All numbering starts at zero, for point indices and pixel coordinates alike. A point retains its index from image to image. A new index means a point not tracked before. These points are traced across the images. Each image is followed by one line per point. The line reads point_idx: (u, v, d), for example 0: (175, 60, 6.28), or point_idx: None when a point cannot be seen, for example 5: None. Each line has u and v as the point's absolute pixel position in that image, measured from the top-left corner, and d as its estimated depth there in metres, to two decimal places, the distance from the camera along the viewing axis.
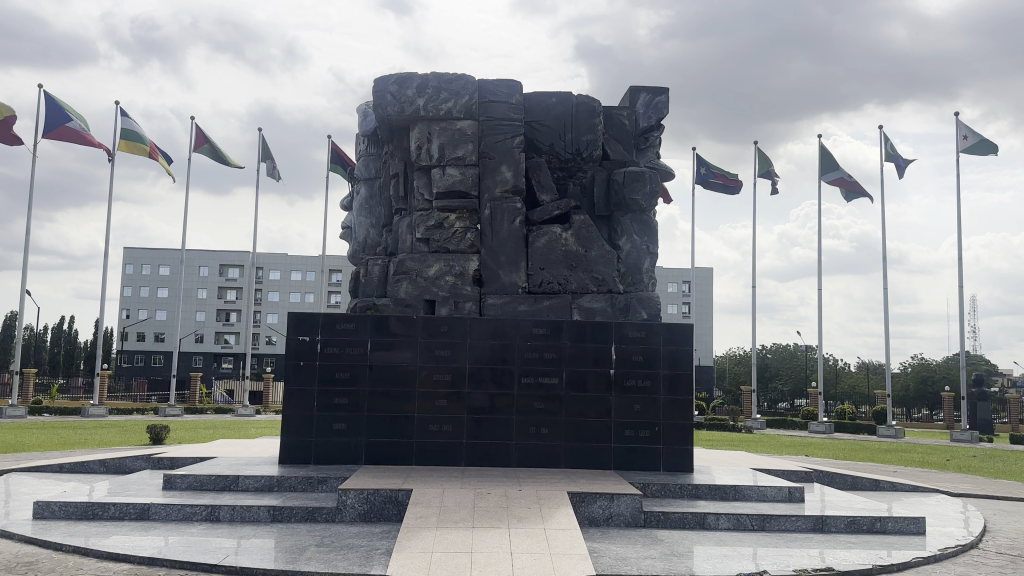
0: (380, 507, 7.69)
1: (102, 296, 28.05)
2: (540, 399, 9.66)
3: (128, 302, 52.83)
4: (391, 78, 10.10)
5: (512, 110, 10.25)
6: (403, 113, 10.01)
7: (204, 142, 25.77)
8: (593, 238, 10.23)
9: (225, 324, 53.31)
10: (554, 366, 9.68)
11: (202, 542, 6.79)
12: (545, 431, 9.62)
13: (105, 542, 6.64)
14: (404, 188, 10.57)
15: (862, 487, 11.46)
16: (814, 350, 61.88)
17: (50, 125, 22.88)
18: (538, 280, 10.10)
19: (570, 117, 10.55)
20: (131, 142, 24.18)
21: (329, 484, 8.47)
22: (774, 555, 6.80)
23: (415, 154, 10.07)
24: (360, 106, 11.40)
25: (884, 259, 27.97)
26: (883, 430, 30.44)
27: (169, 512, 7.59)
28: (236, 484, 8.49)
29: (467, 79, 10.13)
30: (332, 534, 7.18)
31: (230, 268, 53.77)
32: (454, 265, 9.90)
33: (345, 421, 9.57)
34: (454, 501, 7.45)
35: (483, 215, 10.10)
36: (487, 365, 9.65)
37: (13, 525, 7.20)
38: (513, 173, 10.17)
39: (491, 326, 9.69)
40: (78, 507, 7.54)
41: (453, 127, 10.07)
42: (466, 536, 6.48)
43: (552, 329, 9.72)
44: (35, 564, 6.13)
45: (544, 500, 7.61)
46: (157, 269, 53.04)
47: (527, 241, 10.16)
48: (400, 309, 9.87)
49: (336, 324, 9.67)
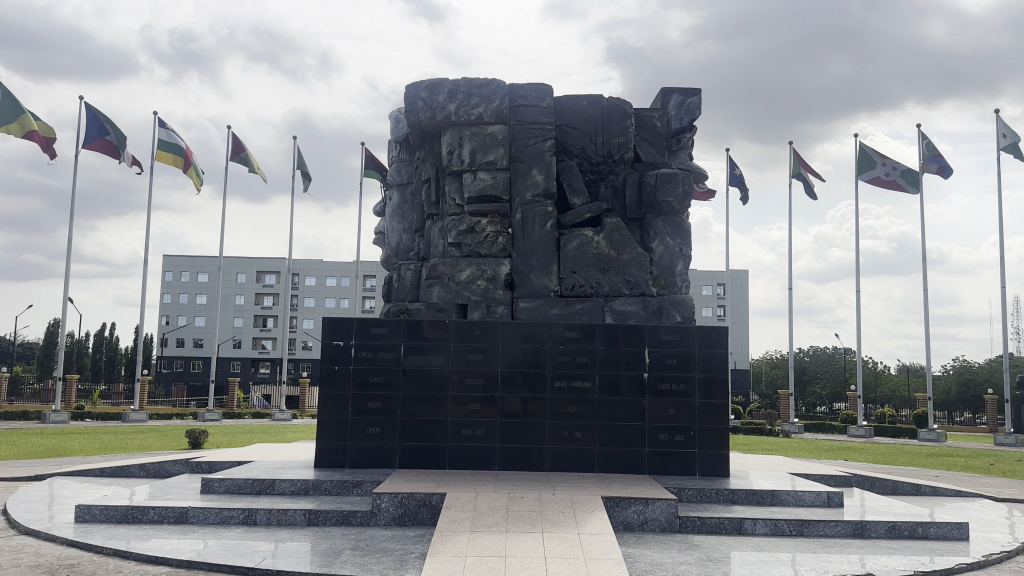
0: (414, 511, 7.72)
1: (143, 303, 28.64)
2: (573, 403, 9.62)
3: (167, 309, 53.93)
4: (422, 85, 10.17)
5: (543, 114, 10.27)
6: (434, 118, 10.07)
7: (240, 151, 26.22)
8: (625, 241, 10.19)
9: (262, 330, 54.09)
10: (587, 369, 9.65)
11: (239, 545, 6.88)
12: (579, 435, 9.58)
13: (144, 545, 6.77)
14: (436, 193, 10.61)
15: (903, 491, 11.25)
16: (852, 352, 60.89)
17: (88, 137, 23.50)
18: (570, 284, 10.08)
19: (601, 120, 10.51)
20: (167, 153, 24.69)
21: (363, 488, 8.55)
22: (813, 561, 6.68)
23: (446, 159, 10.11)
24: (393, 112, 11.53)
25: (923, 259, 27.44)
26: (924, 434, 29.76)
27: (207, 516, 7.72)
28: (272, 488, 8.60)
29: (498, 84, 10.15)
30: (366, 538, 7.23)
31: (267, 274, 54.61)
32: (486, 269, 9.93)
33: (379, 425, 9.63)
34: (488, 504, 7.48)
35: (514, 219, 10.14)
36: (520, 369, 9.65)
37: (57, 528, 7.37)
38: (544, 177, 10.17)
39: (524, 330, 9.68)
40: (117, 510, 7.70)
41: (485, 132, 10.09)
42: (500, 541, 6.48)
43: (585, 333, 9.68)
44: (77, 566, 6.27)
45: (578, 505, 7.57)
46: (196, 276, 54.07)
47: (559, 244, 10.15)
48: (433, 313, 9.91)
49: (369, 328, 9.74)
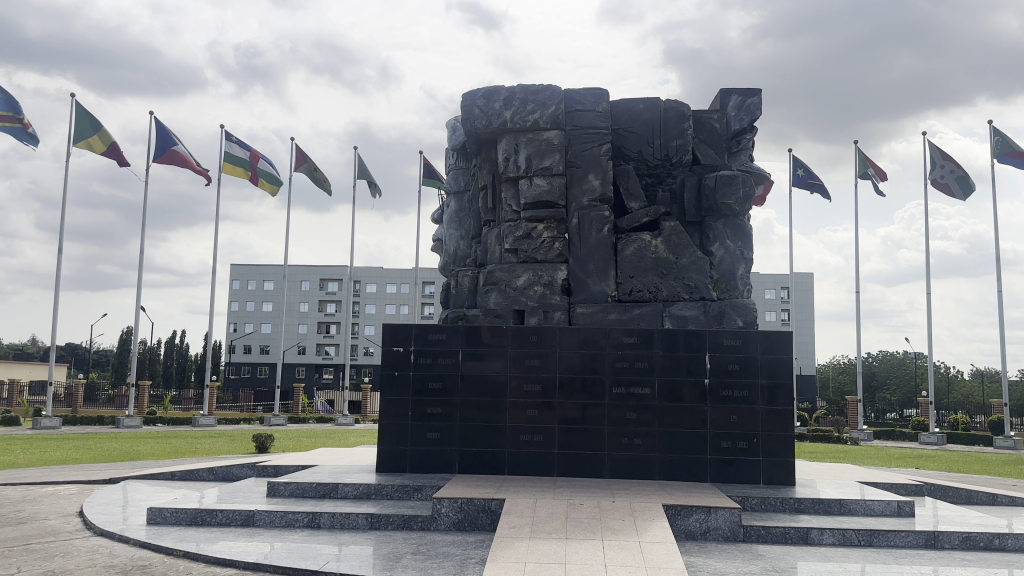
0: (474, 517, 7.75)
1: (211, 311, 29.58)
2: (632, 409, 9.52)
3: (235, 316, 55.62)
4: (478, 92, 10.26)
5: (599, 118, 10.22)
6: (490, 125, 10.14)
7: (303, 162, 26.88)
8: (684, 246, 10.04)
9: (325, 336, 55.25)
10: (645, 375, 9.54)
11: (303, 548, 7.02)
12: (639, 442, 9.47)
13: (213, 547, 6.98)
14: (492, 200, 10.65)
15: (979, 501, 10.74)
16: (925, 357, 58.64)
17: (160, 150, 24.43)
18: (628, 289, 9.99)
19: (658, 123, 10.40)
20: (234, 166, 25.49)
21: (424, 492, 8.63)
22: (884, 573, 6.44)
23: (503, 166, 10.15)
24: (450, 120, 11.65)
25: (1000, 259, 26.26)
26: (1003, 442, 28.42)
27: (273, 519, 7.90)
28: (336, 492, 8.76)
29: (554, 89, 10.15)
30: (427, 542, 7.29)
31: (329, 282, 55.86)
32: (543, 275, 9.92)
33: (439, 430, 9.71)
34: (547, 511, 7.45)
35: (571, 223, 10.10)
36: (577, 375, 9.60)
37: (130, 530, 7.66)
38: (601, 181, 10.11)
39: (582, 336, 9.64)
40: (187, 513, 7.95)
41: (541, 138, 10.10)
42: (560, 548, 6.45)
43: (643, 338, 9.57)
44: (149, 567, 6.50)
45: (638, 512, 7.48)
46: (262, 284, 55.67)
47: (616, 249, 10.08)
48: (489, 319, 9.97)
49: (428, 335, 9.84)
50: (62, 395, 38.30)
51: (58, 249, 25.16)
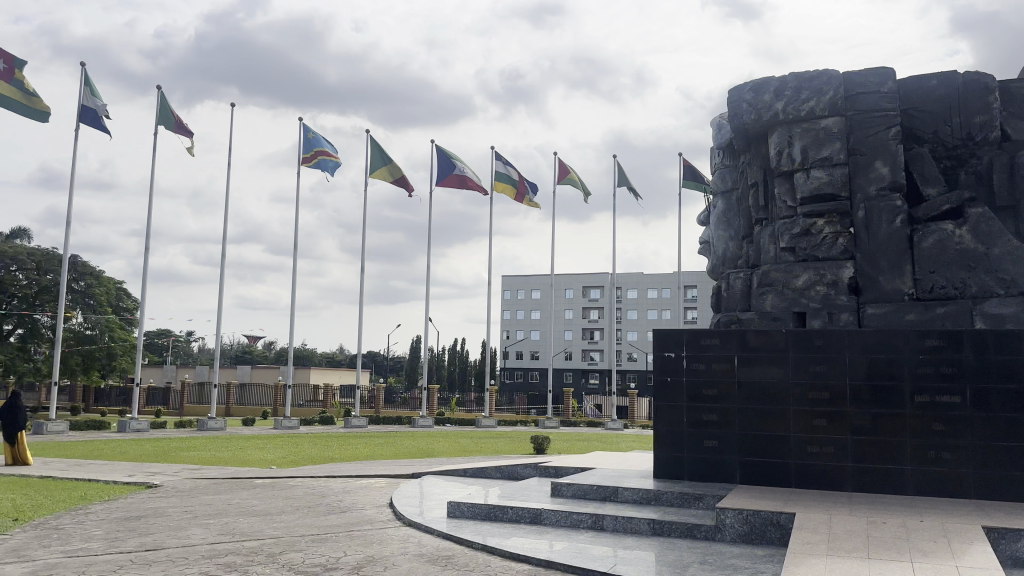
0: (761, 529, 7.41)
1: (488, 320, 31.74)
2: (939, 420, 8.49)
3: (507, 324, 59.03)
4: (746, 86, 9.86)
5: (884, 99, 9.30)
6: (760, 120, 9.70)
7: (567, 173, 27.79)
8: (998, 233, 8.75)
9: (590, 342, 56.56)
10: (955, 383, 8.45)
11: (589, 549, 7.20)
12: (949, 457, 8.41)
13: (507, 543, 7.41)
14: (764, 197, 10.14)
15: None
16: None
17: (441, 174, 26.76)
18: (928, 285, 8.93)
19: (958, 98, 9.21)
20: (503, 184, 27.12)
21: (705, 501, 8.43)
22: None
23: (776, 161, 9.62)
24: (715, 119, 11.33)
25: None
26: None
27: (559, 518, 8.21)
28: (616, 495, 8.88)
29: (831, 74, 9.44)
30: (713, 553, 7.09)
31: (592, 289, 57.18)
32: (824, 274, 9.24)
33: (717, 438, 9.43)
34: (844, 528, 6.87)
35: (856, 217, 9.29)
36: (870, 382, 8.78)
37: (433, 522, 8.40)
38: (890, 168, 9.18)
39: (873, 338, 8.81)
40: (481, 509, 8.53)
41: (817, 127, 9.43)
42: (865, 568, 5.91)
43: (949, 341, 8.50)
44: (452, 558, 7.08)
45: (956, 535, 6.62)
46: (530, 293, 58.64)
47: (911, 242, 9.08)
48: (766, 322, 9.50)
49: (701, 339, 9.63)
50: (366, 397, 43.34)
51: (362, 268, 28.64)
